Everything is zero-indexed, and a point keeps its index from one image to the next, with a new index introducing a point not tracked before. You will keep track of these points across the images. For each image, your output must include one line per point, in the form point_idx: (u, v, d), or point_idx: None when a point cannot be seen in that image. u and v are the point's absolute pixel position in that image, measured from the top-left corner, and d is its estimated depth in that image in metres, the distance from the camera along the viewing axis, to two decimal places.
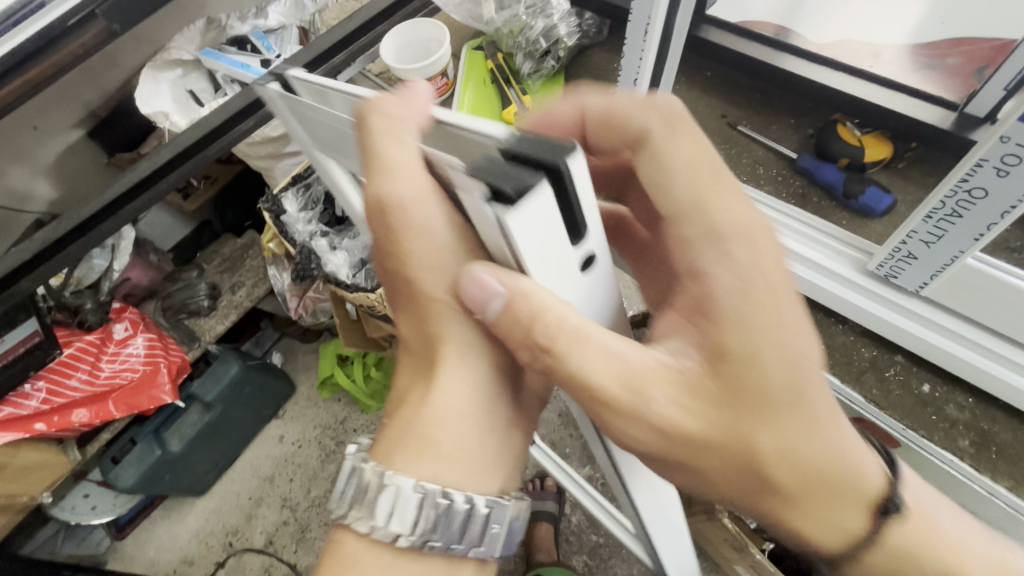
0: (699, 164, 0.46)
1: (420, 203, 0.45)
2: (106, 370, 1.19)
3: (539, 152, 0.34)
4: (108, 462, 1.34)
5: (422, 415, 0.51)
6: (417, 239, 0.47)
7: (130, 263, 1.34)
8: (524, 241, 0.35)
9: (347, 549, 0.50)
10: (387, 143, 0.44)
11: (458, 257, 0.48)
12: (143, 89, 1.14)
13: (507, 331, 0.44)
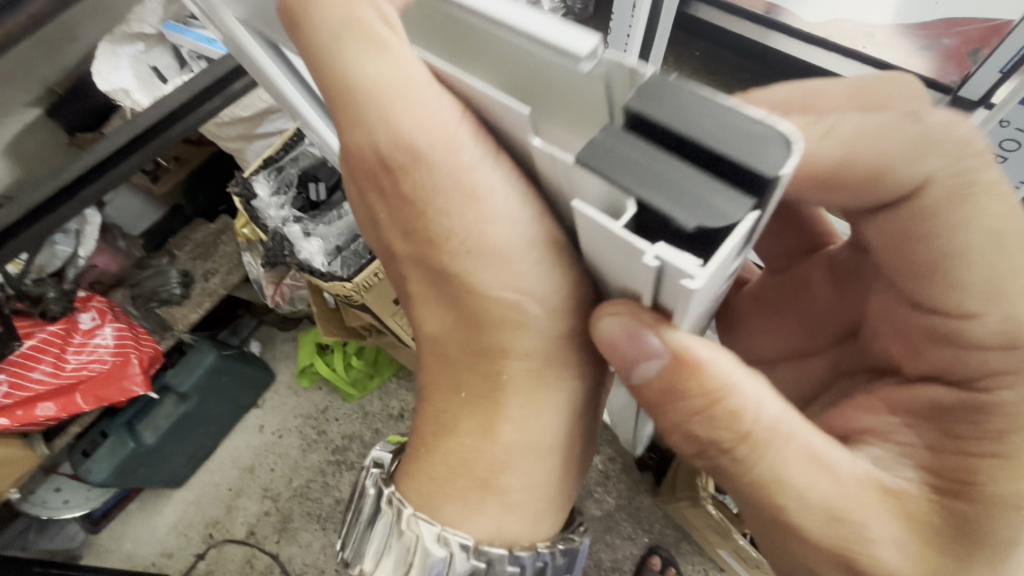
0: (1003, 237, 0.38)
1: (447, 152, 0.38)
2: (72, 362, 1.13)
3: (746, 156, 0.27)
4: (79, 456, 1.30)
5: (490, 458, 0.50)
6: (483, 231, 0.41)
7: (96, 250, 1.28)
8: (698, 294, 0.28)
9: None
10: (366, 56, 0.36)
11: (528, 251, 0.42)
12: (100, 64, 1.07)
13: (655, 390, 0.42)
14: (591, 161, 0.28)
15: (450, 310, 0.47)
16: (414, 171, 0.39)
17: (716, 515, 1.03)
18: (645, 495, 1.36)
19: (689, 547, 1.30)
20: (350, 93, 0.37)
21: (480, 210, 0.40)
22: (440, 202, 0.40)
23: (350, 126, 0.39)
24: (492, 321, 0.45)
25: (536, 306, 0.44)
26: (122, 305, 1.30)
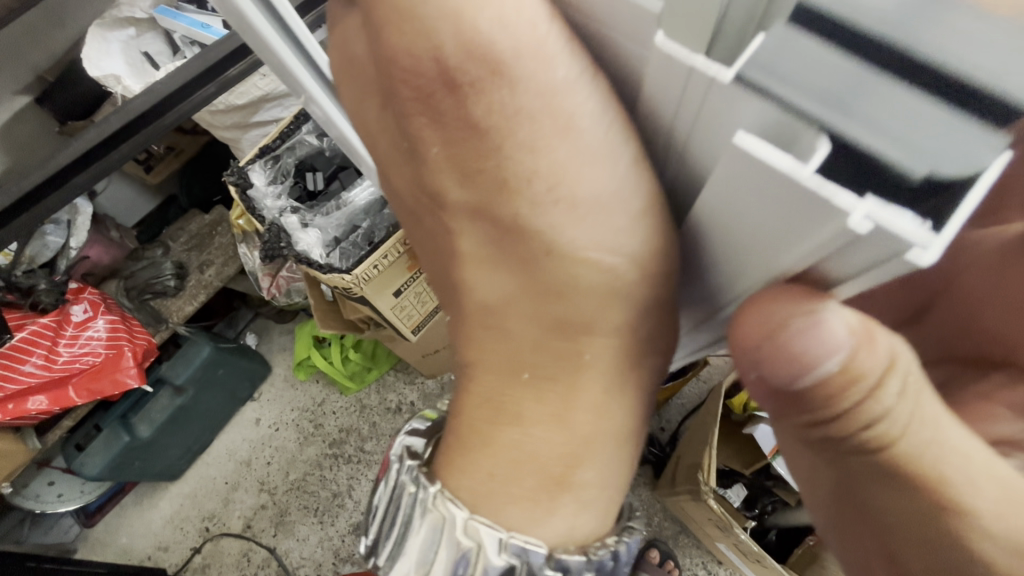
0: None
1: (536, 62, 0.35)
2: (64, 355, 1.11)
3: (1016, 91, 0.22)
4: (72, 449, 1.29)
5: (567, 451, 0.49)
6: (569, 168, 0.39)
7: (89, 240, 1.25)
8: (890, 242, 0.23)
9: None
10: None
11: (618, 197, 0.39)
12: (90, 49, 1.04)
13: (810, 396, 0.32)
14: (763, 73, 0.24)
15: (516, 273, 0.45)
16: (496, 97, 0.37)
17: (716, 509, 0.99)
18: (644, 489, 1.35)
19: (687, 540, 1.30)
20: (426, 12, 0.35)
21: (572, 148, 0.38)
22: (523, 135, 0.38)
23: (406, 24, 0.36)
24: (569, 287, 0.43)
25: (626, 263, 0.42)
26: (116, 296, 1.28)
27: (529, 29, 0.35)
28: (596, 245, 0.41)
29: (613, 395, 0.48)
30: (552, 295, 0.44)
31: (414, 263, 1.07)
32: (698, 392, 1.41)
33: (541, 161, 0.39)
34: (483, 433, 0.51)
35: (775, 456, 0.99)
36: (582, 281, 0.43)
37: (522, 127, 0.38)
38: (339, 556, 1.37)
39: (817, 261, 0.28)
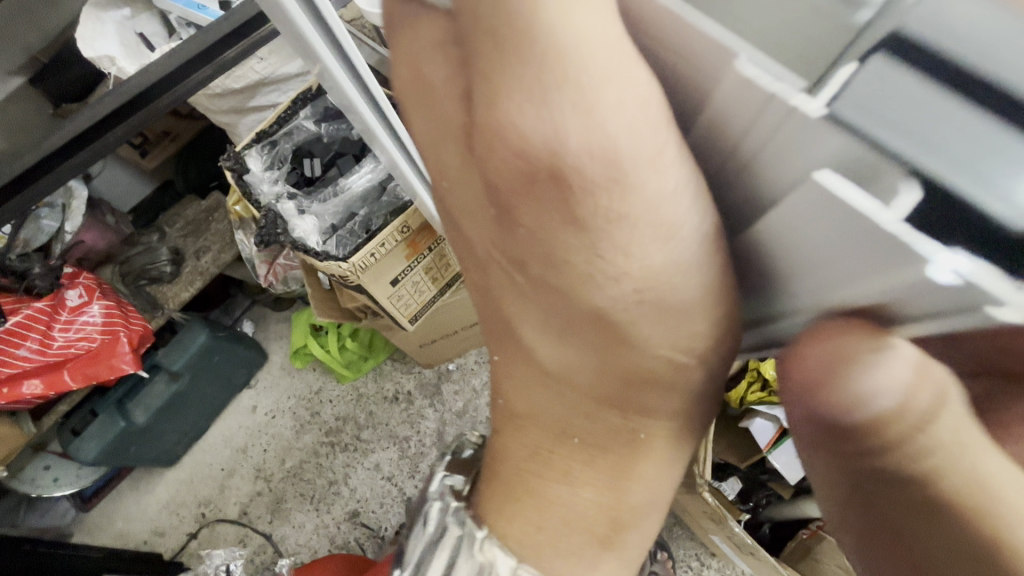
0: None
1: (650, 170, 0.31)
2: (59, 339, 1.10)
3: None
4: (68, 434, 1.28)
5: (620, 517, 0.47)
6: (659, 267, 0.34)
7: (84, 224, 1.24)
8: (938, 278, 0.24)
9: None
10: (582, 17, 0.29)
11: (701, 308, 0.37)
12: (85, 30, 1.02)
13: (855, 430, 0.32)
14: (852, 110, 0.24)
15: (584, 352, 0.40)
16: (609, 200, 0.32)
17: (711, 502, 0.99)
18: None
19: (680, 532, 1.31)
20: (544, 77, 0.30)
21: (670, 252, 0.34)
22: (621, 235, 0.33)
23: (525, 98, 0.31)
24: (642, 392, 0.41)
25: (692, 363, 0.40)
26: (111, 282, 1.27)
27: (642, 109, 0.30)
28: (684, 341, 0.38)
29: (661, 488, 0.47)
30: (633, 392, 0.41)
31: (412, 252, 1.07)
32: None
33: (639, 249, 0.34)
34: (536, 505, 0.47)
35: (771, 451, 1.00)
36: (662, 377, 0.40)
37: (623, 217, 0.33)
38: (335, 543, 1.38)
39: (897, 298, 0.28)
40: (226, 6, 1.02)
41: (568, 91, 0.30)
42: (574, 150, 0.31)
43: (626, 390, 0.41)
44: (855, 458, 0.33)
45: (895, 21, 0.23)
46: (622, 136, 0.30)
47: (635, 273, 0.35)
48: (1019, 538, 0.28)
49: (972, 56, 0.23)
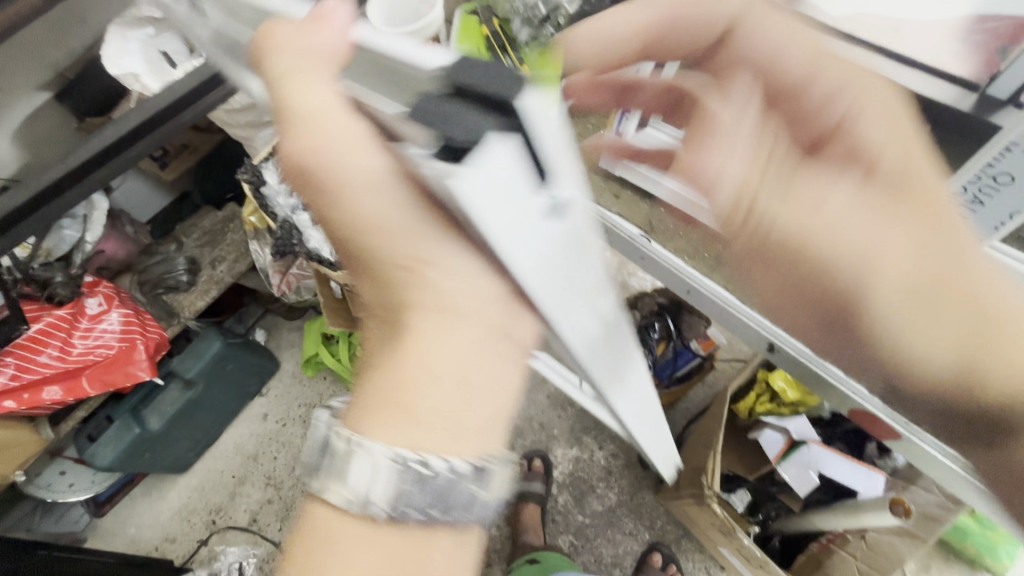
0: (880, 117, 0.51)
1: (370, 177, 0.40)
2: (78, 346, 1.13)
3: (497, 90, 0.32)
4: (84, 440, 1.30)
5: (392, 375, 0.38)
6: (381, 232, 0.41)
7: (104, 235, 1.27)
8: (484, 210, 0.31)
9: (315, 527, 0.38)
10: (303, 92, 0.41)
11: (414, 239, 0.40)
12: (110, 48, 1.06)
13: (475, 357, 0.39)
14: (422, 115, 0.32)
15: (370, 287, 0.43)
16: (351, 198, 0.41)
17: (720, 514, 0.98)
18: (647, 492, 1.35)
19: (690, 544, 1.30)
20: (300, 126, 0.41)
21: (404, 221, 0.40)
22: (365, 209, 0.41)
23: (300, 132, 0.41)
24: (406, 307, 0.40)
25: (431, 271, 0.40)
26: (131, 290, 1.31)
27: (349, 139, 0.41)
28: (430, 261, 0.40)
29: (462, 498, 0.36)
30: (389, 295, 0.41)
31: None
32: (702, 397, 1.42)
33: (364, 206, 0.41)
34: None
35: (779, 463, 1.00)
36: (410, 283, 0.40)
37: (342, 192, 0.41)
38: None
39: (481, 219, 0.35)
40: None
41: (286, 116, 0.41)
42: (295, 153, 0.41)
43: (389, 342, 0.40)
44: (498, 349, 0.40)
45: (433, 72, 0.34)
46: (325, 132, 0.41)
47: (371, 229, 0.41)
48: (855, 286, 0.47)
49: (476, 77, 0.33)
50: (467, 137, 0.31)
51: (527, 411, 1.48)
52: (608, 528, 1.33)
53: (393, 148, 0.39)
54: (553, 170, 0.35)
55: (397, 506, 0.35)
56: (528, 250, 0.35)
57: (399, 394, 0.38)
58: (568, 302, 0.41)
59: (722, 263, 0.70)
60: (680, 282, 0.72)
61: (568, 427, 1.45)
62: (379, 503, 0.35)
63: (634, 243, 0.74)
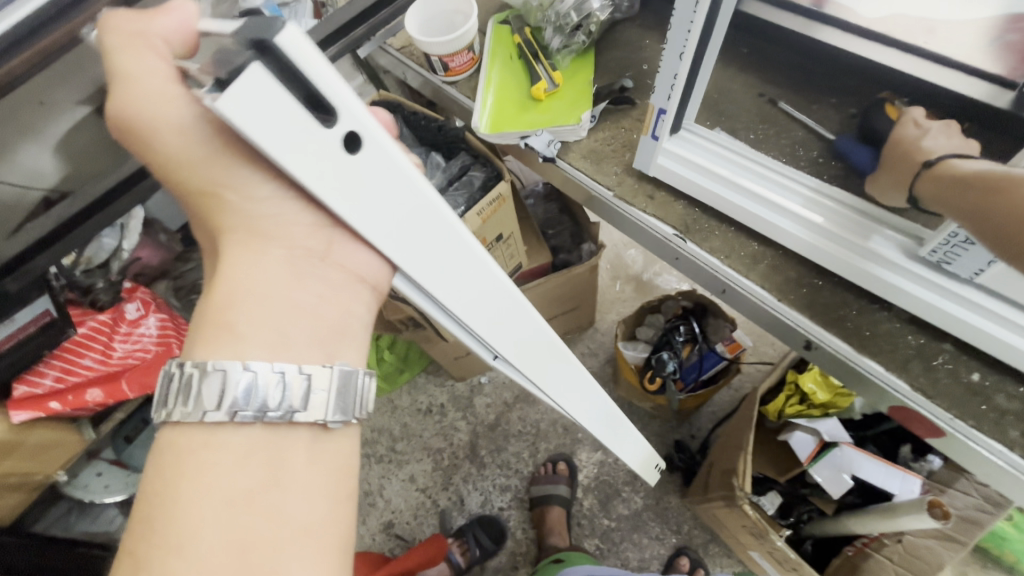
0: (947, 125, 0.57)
1: (178, 122, 0.41)
2: (118, 350, 1.17)
3: (250, 29, 0.32)
4: (122, 441, 1.42)
5: (218, 297, 0.43)
6: (185, 168, 0.43)
7: (141, 242, 1.32)
8: (256, 130, 0.33)
9: (180, 446, 0.41)
10: (125, 55, 0.42)
11: (223, 173, 0.42)
12: None
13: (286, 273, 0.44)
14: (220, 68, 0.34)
15: (207, 224, 0.46)
16: (157, 142, 0.42)
17: (752, 515, 0.97)
18: (673, 495, 1.35)
19: (717, 549, 1.30)
20: (110, 78, 0.42)
21: (224, 163, 0.42)
22: (168, 147, 0.42)
23: (119, 86, 0.42)
24: (229, 237, 0.44)
25: (241, 198, 0.43)
26: (167, 296, 1.37)
27: (158, 85, 0.41)
28: (235, 188, 0.43)
29: (299, 391, 0.42)
30: (220, 225, 0.45)
31: None
32: (728, 400, 1.41)
33: (187, 154, 0.42)
34: (164, 502, 0.40)
35: (812, 464, 0.98)
36: (233, 216, 0.44)
37: (163, 139, 0.42)
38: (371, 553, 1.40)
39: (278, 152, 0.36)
40: None
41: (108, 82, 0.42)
42: (117, 111, 0.42)
43: (216, 269, 0.45)
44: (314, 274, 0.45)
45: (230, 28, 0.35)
46: (141, 91, 0.41)
47: (186, 171, 0.43)
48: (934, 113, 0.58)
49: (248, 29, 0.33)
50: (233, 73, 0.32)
51: (550, 415, 1.48)
52: (634, 532, 1.32)
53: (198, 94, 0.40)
54: (332, 105, 0.36)
55: (232, 410, 0.40)
56: (314, 176, 0.37)
57: (223, 313, 0.42)
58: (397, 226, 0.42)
59: (757, 262, 0.71)
60: (715, 282, 0.73)
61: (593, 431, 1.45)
62: (214, 409, 0.40)
63: (668, 243, 0.75)
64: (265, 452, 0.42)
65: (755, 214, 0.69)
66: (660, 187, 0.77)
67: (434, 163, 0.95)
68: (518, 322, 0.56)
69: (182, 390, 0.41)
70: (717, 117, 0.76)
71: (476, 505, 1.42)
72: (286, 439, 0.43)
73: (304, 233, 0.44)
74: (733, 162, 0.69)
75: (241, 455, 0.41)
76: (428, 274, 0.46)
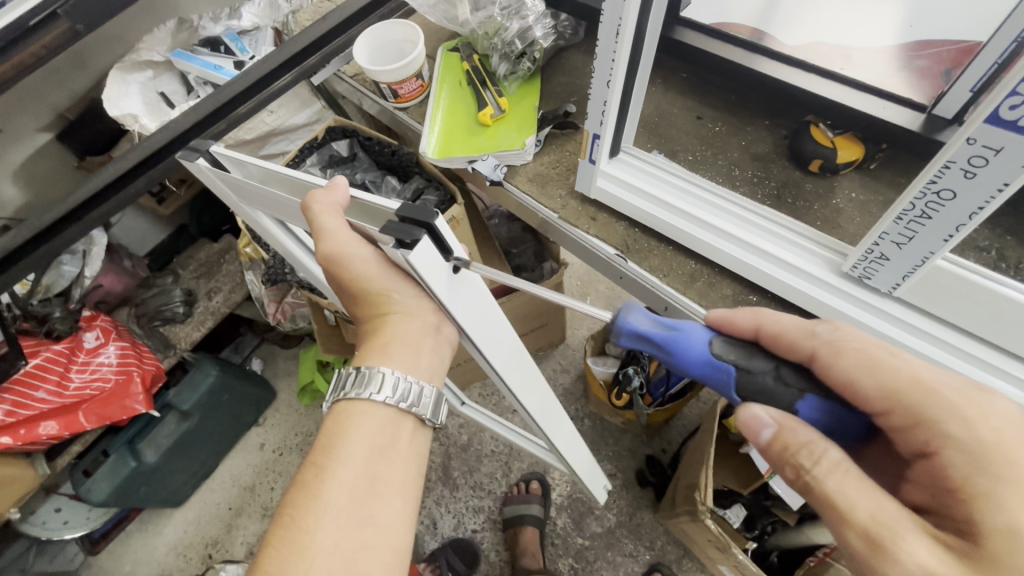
0: (875, 363, 0.46)
1: (363, 255, 0.51)
2: (75, 381, 1.12)
3: (413, 211, 0.42)
4: (79, 475, 1.26)
5: (375, 351, 0.54)
6: (360, 275, 0.52)
7: (102, 270, 1.30)
8: (426, 272, 0.43)
9: (345, 411, 0.54)
10: (328, 218, 0.49)
11: (391, 284, 0.53)
12: (110, 90, 1.10)
13: (417, 340, 0.54)
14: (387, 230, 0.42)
15: (357, 305, 0.56)
16: (350, 265, 0.51)
17: (715, 529, 0.98)
18: (646, 511, 1.35)
19: (691, 565, 1.29)
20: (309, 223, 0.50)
21: (389, 275, 0.52)
22: (355, 269, 0.51)
23: (317, 233, 0.49)
24: (387, 319, 0.54)
25: (399, 296, 0.54)
26: (127, 323, 1.32)
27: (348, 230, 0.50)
28: (394, 290, 0.53)
29: (417, 393, 0.54)
30: (376, 315, 0.55)
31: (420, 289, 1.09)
32: (697, 413, 1.43)
33: (369, 275, 0.52)
34: (332, 439, 0.53)
35: (772, 476, 0.99)
36: (388, 309, 0.54)
37: (353, 263, 0.51)
38: None
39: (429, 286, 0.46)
40: (240, 65, 1.13)
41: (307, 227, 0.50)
42: (322, 252, 0.50)
43: (374, 336, 0.55)
44: (439, 343, 0.57)
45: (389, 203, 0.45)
46: (333, 234, 0.49)
47: (364, 280, 0.52)
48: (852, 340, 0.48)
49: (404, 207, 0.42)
50: (409, 236, 0.41)
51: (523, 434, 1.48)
52: (608, 550, 1.31)
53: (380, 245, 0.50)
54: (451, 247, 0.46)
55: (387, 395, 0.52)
56: (449, 295, 0.48)
57: (379, 355, 0.54)
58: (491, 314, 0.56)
59: (695, 279, 0.73)
60: (658, 299, 0.75)
61: None
62: (378, 393, 0.52)
63: (612, 262, 0.77)
64: (395, 438, 0.54)
65: (691, 234, 0.71)
66: (604, 208, 0.79)
67: (390, 186, 0.98)
68: (535, 379, 0.72)
69: (354, 377, 0.54)
70: (657, 140, 0.81)
71: (449, 528, 1.40)
72: (405, 427, 0.55)
73: (433, 316, 0.55)
74: (669, 184, 0.72)
75: (383, 433, 0.53)
76: (495, 351, 0.60)
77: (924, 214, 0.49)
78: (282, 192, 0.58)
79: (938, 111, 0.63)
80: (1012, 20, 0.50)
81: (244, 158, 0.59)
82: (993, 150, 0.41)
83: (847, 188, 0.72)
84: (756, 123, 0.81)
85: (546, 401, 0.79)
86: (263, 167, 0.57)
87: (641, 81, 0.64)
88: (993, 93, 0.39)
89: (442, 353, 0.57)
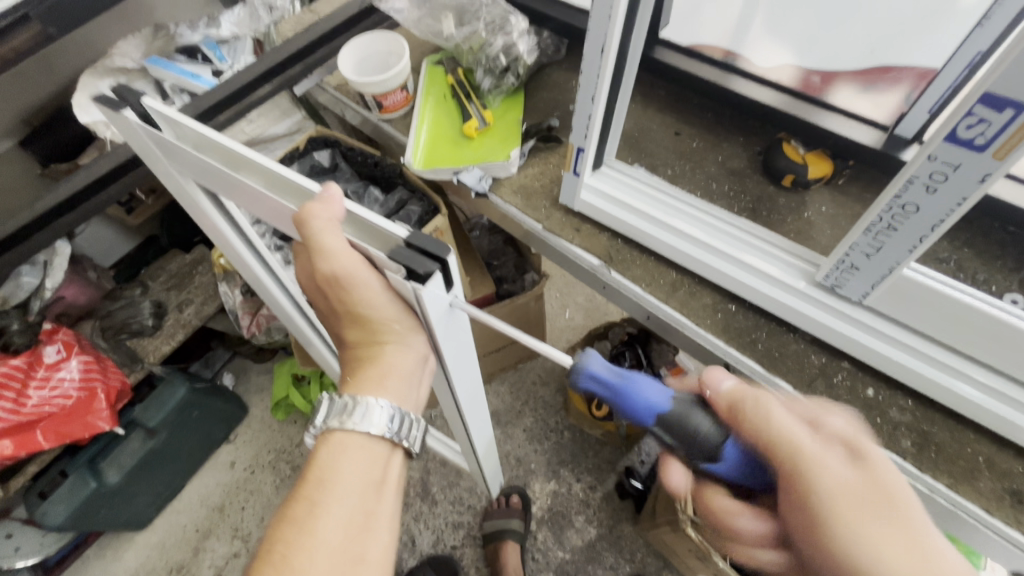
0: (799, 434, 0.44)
1: (366, 283, 0.50)
2: (33, 398, 1.06)
3: (428, 244, 0.44)
4: (35, 497, 1.18)
5: (370, 380, 0.53)
6: (363, 303, 0.51)
7: (65, 281, 1.24)
8: (430, 302, 0.48)
9: (336, 441, 0.53)
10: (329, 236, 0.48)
11: (392, 315, 0.52)
12: (80, 96, 1.07)
13: (411, 373, 0.55)
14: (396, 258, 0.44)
15: (349, 329, 0.55)
16: (354, 292, 0.51)
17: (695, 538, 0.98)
18: (626, 523, 1.35)
19: None
20: (316, 243, 0.48)
21: (394, 305, 0.52)
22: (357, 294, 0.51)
23: (324, 257, 0.49)
24: (381, 347, 0.54)
25: (397, 327, 0.53)
26: (91, 337, 1.26)
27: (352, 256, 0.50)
28: (396, 321, 0.53)
29: (407, 424, 0.54)
30: (371, 344, 0.54)
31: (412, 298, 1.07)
32: None
33: (373, 303, 0.51)
34: (320, 472, 0.52)
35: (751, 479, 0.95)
36: (384, 338, 0.54)
37: (356, 287, 0.50)
38: None
39: (428, 308, 0.50)
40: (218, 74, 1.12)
41: (314, 247, 0.48)
42: (325, 273, 0.50)
43: (366, 364, 0.55)
44: (424, 376, 0.58)
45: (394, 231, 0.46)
46: (336, 253, 0.48)
47: (366, 307, 0.51)
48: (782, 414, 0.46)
49: (412, 235, 0.44)
50: (421, 269, 0.44)
51: (504, 447, 1.47)
52: (588, 565, 1.30)
53: (388, 276, 0.50)
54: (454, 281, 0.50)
55: (383, 425, 0.52)
56: (437, 319, 0.52)
57: (374, 384, 0.53)
58: (464, 338, 0.61)
59: (676, 289, 0.75)
60: (641, 309, 0.76)
61: (545, 462, 1.44)
62: (377, 423, 0.52)
63: (596, 273, 0.78)
64: (380, 469, 0.54)
65: (670, 245, 0.73)
66: (587, 220, 0.81)
67: (372, 197, 0.97)
68: (475, 396, 0.77)
69: (347, 408, 0.52)
70: (639, 154, 0.84)
71: (428, 545, 1.37)
72: (389, 460, 0.55)
73: (424, 347, 0.56)
74: (649, 197, 0.74)
75: (372, 466, 0.53)
76: (456, 372, 0.65)
77: (890, 226, 0.52)
78: (234, 171, 0.55)
79: (900, 131, 0.71)
80: (964, 49, 0.58)
81: (173, 117, 0.55)
82: (951, 167, 0.44)
83: (818, 201, 0.76)
84: (731, 139, 0.84)
85: (476, 413, 0.84)
86: (198, 131, 0.54)
87: (623, 98, 0.66)
88: (949, 115, 0.42)
89: (425, 383, 0.59)
